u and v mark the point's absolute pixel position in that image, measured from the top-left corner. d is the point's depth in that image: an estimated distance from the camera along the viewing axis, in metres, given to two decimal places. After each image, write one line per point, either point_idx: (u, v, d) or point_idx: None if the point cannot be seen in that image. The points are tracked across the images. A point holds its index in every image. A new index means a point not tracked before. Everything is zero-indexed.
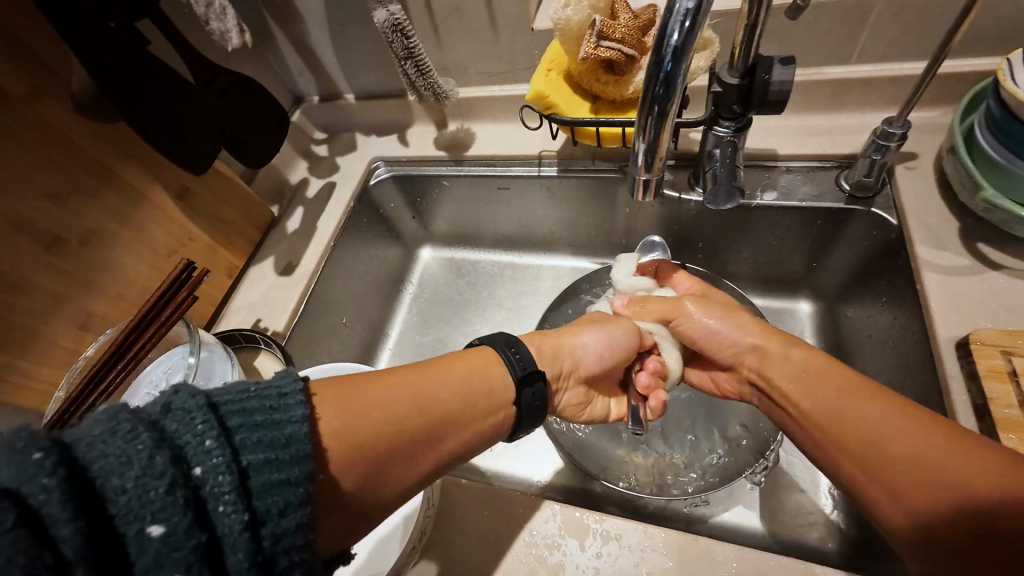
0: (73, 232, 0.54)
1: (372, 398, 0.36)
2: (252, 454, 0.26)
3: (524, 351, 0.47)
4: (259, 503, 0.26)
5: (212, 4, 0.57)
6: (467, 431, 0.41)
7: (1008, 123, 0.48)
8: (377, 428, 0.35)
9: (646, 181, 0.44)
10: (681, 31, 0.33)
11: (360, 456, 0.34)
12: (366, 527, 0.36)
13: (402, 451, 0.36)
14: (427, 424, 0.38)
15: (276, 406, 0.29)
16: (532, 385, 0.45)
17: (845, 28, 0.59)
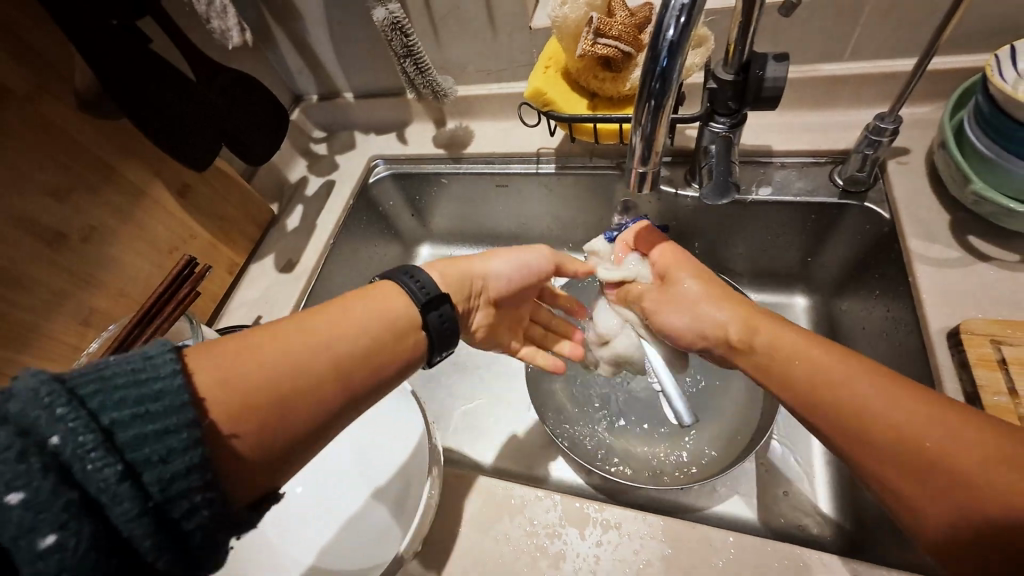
0: (74, 228, 0.55)
1: (257, 350, 0.35)
2: (114, 413, 0.26)
3: (425, 278, 0.45)
4: (134, 455, 0.26)
5: (212, 3, 0.58)
6: (376, 364, 0.40)
7: (996, 117, 0.49)
8: (268, 376, 0.34)
9: (642, 175, 0.44)
10: (676, 28, 0.34)
11: (255, 404, 0.33)
12: (288, 467, 0.36)
13: (296, 391, 0.35)
14: (321, 363, 0.37)
15: (140, 368, 0.28)
16: (439, 308, 0.44)
17: (838, 26, 0.60)
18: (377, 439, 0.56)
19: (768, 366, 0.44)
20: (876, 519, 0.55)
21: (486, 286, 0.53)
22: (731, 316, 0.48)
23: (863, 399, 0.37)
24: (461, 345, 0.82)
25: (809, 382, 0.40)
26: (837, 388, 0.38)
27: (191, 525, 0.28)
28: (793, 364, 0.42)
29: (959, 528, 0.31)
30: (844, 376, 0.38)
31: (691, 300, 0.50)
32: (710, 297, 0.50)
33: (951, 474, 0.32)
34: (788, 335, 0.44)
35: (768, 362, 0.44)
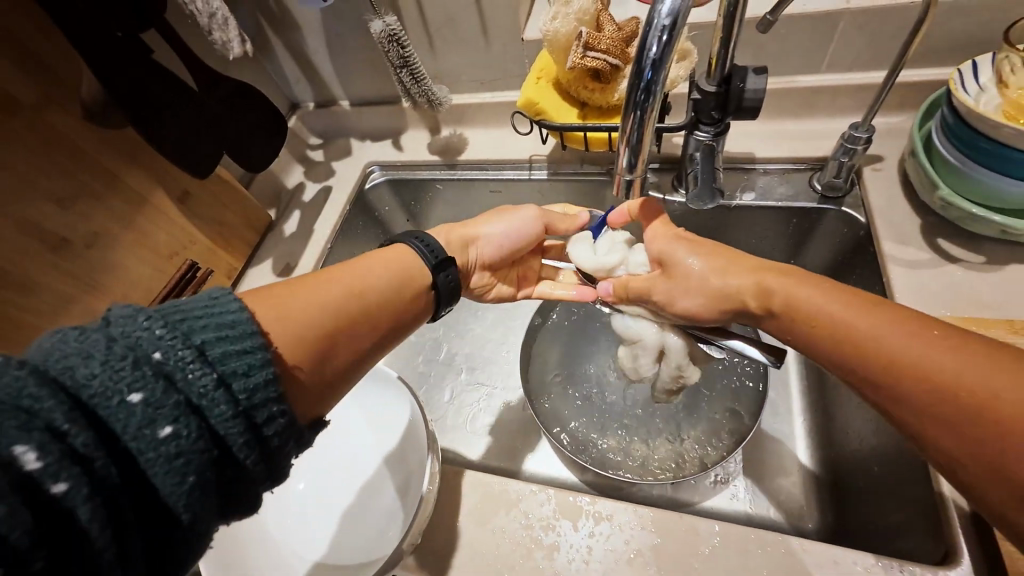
0: (78, 234, 0.56)
1: (301, 293, 0.39)
2: (202, 335, 0.30)
3: (432, 241, 0.49)
4: (223, 368, 0.30)
5: (214, 15, 0.60)
6: (399, 312, 0.44)
7: (960, 128, 0.53)
8: (313, 313, 0.38)
9: (629, 181, 0.47)
10: (659, 45, 0.37)
11: (307, 337, 0.37)
12: (333, 396, 0.39)
13: (341, 325, 0.39)
14: (358, 304, 0.41)
15: (213, 303, 0.32)
16: (446, 270, 0.48)
17: (814, 40, 0.63)
18: (380, 441, 0.59)
19: (794, 329, 0.41)
20: (858, 512, 0.58)
21: (479, 250, 0.57)
22: (741, 290, 0.45)
23: (894, 351, 0.35)
24: (456, 347, 0.84)
25: (838, 341, 0.38)
26: (867, 345, 0.36)
27: (270, 432, 0.31)
28: (817, 326, 0.39)
29: (994, 476, 0.30)
30: (872, 329, 0.36)
31: (699, 284, 0.47)
32: (721, 270, 0.46)
33: (985, 425, 0.30)
34: (810, 294, 0.40)
35: (794, 327, 0.41)
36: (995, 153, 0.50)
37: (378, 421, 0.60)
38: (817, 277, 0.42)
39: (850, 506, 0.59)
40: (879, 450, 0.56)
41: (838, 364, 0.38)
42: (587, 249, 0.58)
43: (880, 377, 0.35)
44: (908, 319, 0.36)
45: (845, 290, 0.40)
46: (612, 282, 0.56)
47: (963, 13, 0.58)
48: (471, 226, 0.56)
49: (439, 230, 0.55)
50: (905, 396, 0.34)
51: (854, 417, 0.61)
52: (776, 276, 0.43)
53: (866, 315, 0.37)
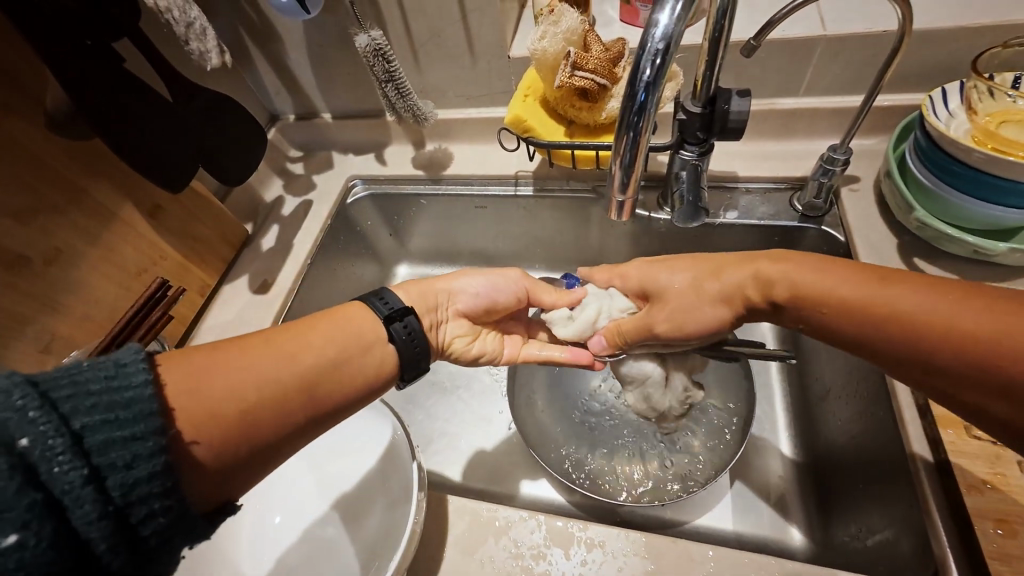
0: (38, 251, 0.52)
1: (227, 367, 0.37)
2: (85, 418, 0.28)
3: (390, 296, 0.50)
4: (100, 459, 0.28)
5: (192, 26, 0.58)
6: (344, 382, 0.43)
7: (932, 151, 0.55)
8: (233, 392, 0.36)
9: (621, 202, 0.47)
10: (652, 68, 0.37)
11: (221, 418, 0.35)
12: (247, 478, 0.38)
13: (268, 403, 0.38)
14: (293, 379, 0.39)
15: (113, 375, 0.30)
16: (402, 320, 0.47)
17: (793, 64, 0.65)
18: (365, 464, 0.56)
19: (813, 318, 0.41)
20: (843, 529, 0.58)
21: (453, 301, 0.56)
22: (739, 290, 0.45)
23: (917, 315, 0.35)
24: (440, 365, 0.82)
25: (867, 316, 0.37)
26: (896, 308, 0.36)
27: (147, 531, 0.30)
28: (829, 308, 0.39)
29: None
30: (895, 303, 0.36)
31: (691, 309, 0.47)
32: (706, 282, 0.46)
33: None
34: (817, 279, 0.40)
35: (813, 309, 0.40)
36: (971, 177, 0.52)
37: (363, 444, 0.57)
38: (812, 258, 0.42)
39: (836, 523, 0.59)
40: (863, 466, 0.57)
41: (875, 346, 0.37)
42: (561, 315, 0.58)
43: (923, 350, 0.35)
44: (921, 287, 0.36)
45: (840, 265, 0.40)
46: (603, 335, 0.55)
47: (932, 43, 0.60)
48: (449, 279, 0.56)
49: (416, 285, 0.54)
50: (947, 367, 0.34)
51: (839, 433, 0.62)
52: (772, 264, 0.43)
53: (885, 291, 0.37)
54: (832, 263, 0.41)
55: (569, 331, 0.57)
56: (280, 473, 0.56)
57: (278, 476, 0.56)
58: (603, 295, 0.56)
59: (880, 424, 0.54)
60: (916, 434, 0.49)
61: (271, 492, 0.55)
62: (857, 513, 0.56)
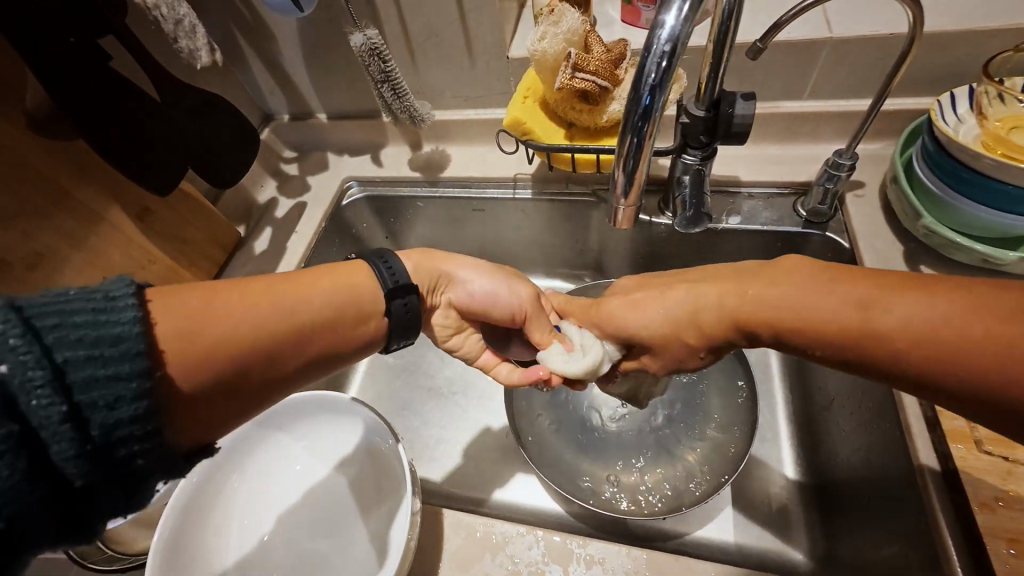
0: (19, 255, 0.51)
1: (222, 307, 0.36)
2: (68, 352, 0.27)
3: (397, 266, 0.47)
4: (83, 396, 0.27)
5: (181, 22, 0.56)
6: (334, 338, 0.42)
7: (939, 156, 0.54)
8: (227, 333, 0.35)
9: (624, 209, 0.45)
10: (658, 71, 0.35)
11: (213, 359, 0.34)
12: (230, 421, 0.37)
13: (260, 351, 0.37)
14: (287, 329, 0.38)
15: (102, 310, 0.29)
16: (405, 298, 0.45)
17: (798, 67, 0.64)
18: (360, 471, 0.56)
19: (815, 346, 0.38)
20: (846, 543, 0.57)
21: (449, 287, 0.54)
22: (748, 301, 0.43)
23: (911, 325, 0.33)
24: (438, 370, 0.80)
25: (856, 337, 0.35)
26: (926, 332, 0.32)
27: (126, 470, 0.29)
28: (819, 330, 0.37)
29: None
30: (893, 317, 0.34)
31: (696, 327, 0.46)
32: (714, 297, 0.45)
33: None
34: (802, 301, 0.38)
35: (820, 344, 0.37)
36: (980, 184, 0.51)
37: (357, 451, 0.57)
38: (804, 274, 0.39)
39: (841, 535, 0.58)
40: (865, 476, 0.56)
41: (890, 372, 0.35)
42: (561, 355, 0.54)
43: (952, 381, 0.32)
44: (917, 300, 0.33)
45: (853, 282, 0.36)
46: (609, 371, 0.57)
47: (940, 47, 0.59)
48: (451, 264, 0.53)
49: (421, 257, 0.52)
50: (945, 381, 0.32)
51: (842, 444, 0.61)
52: (767, 288, 0.40)
53: (879, 311, 0.34)
54: (834, 279, 0.37)
55: (577, 372, 0.52)
56: (275, 489, 0.56)
57: (273, 487, 0.56)
58: (599, 338, 0.55)
59: (886, 434, 0.53)
60: (925, 448, 0.48)
61: (266, 508, 0.55)
62: (864, 527, 0.55)
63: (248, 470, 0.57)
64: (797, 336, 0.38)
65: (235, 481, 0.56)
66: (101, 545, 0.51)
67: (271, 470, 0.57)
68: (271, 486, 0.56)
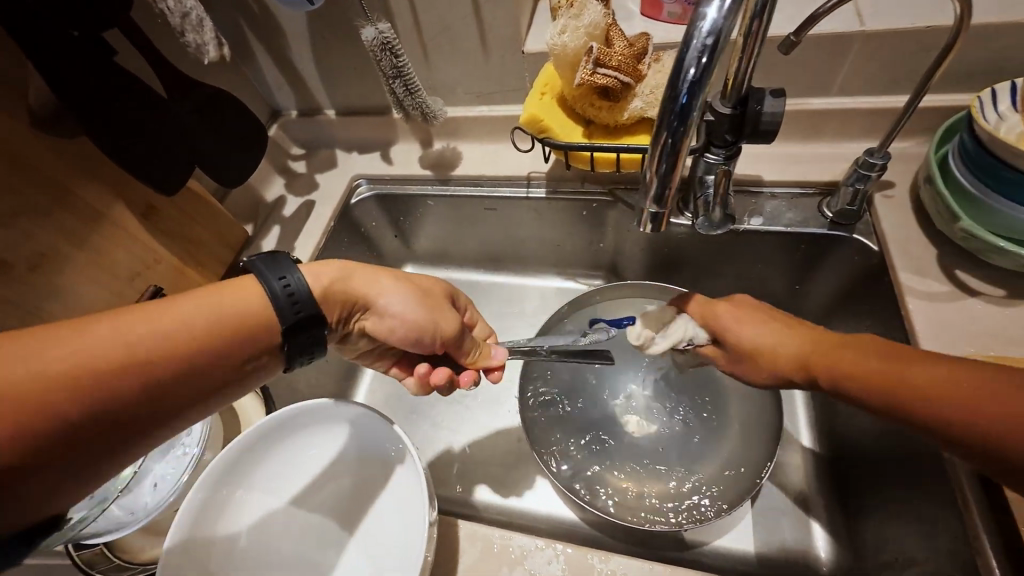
0: (22, 256, 0.49)
1: (36, 364, 0.30)
2: None
3: (299, 288, 0.41)
4: None
5: (188, 16, 0.54)
6: (199, 381, 0.37)
7: (979, 155, 0.51)
8: (42, 399, 0.30)
9: (655, 214, 0.43)
10: (698, 67, 0.33)
11: (20, 431, 0.29)
12: (70, 491, 0.33)
13: (97, 412, 0.32)
14: (133, 381, 0.33)
15: None
16: (311, 329, 0.42)
17: (828, 62, 0.61)
18: (369, 476, 0.55)
19: (852, 395, 0.38)
20: (873, 556, 0.55)
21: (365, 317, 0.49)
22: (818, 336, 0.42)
23: (934, 378, 0.34)
24: None
25: (888, 385, 0.35)
26: (955, 386, 0.32)
27: None
28: (855, 379, 0.37)
29: None
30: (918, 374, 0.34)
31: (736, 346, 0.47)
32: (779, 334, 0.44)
33: None
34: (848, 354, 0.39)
35: (861, 394, 0.37)
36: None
37: (366, 458, 0.56)
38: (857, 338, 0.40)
39: (867, 549, 0.56)
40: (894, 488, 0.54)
41: (933, 432, 0.33)
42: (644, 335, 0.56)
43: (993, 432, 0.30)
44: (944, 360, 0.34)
45: (855, 351, 0.39)
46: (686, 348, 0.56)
47: (981, 40, 0.56)
48: (369, 293, 0.47)
49: (339, 269, 0.46)
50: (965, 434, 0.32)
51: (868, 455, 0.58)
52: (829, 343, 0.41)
53: (911, 366, 0.35)
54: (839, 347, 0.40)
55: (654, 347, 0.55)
56: (284, 499, 0.54)
57: (278, 496, 0.54)
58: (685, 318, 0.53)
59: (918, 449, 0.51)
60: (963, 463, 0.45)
61: (278, 517, 0.53)
62: (893, 542, 0.53)
63: (254, 480, 0.54)
64: (845, 386, 0.38)
65: (241, 492, 0.53)
66: (109, 553, 0.50)
67: (278, 479, 0.55)
68: (276, 496, 0.54)
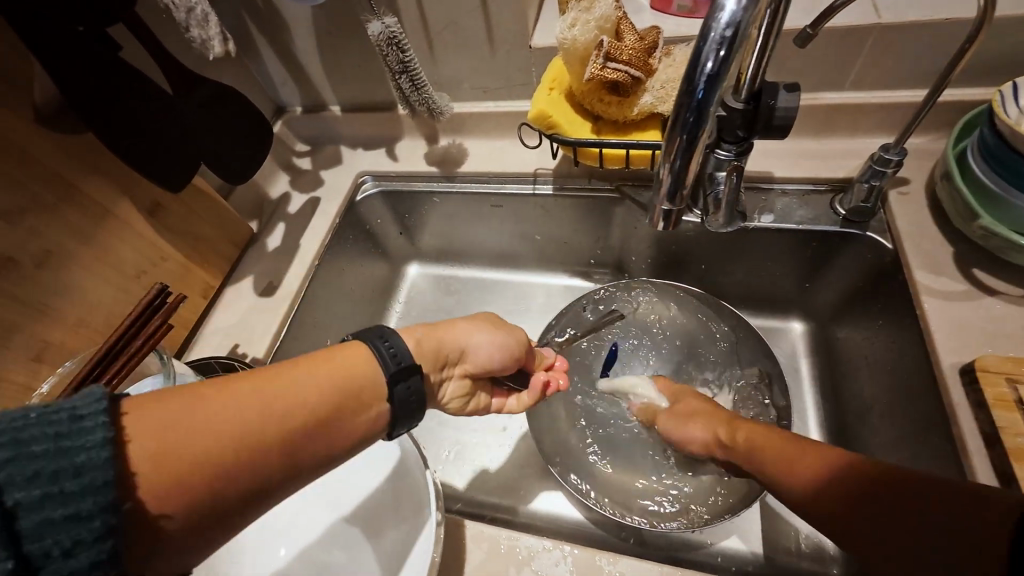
0: (29, 253, 0.49)
1: (210, 415, 0.29)
2: (20, 493, 0.23)
3: (399, 343, 0.38)
4: (32, 546, 0.23)
5: (193, 10, 0.53)
6: (330, 443, 0.34)
7: (1001, 150, 0.50)
8: (210, 451, 0.29)
9: (667, 211, 0.42)
10: (716, 60, 0.32)
11: (188, 484, 0.28)
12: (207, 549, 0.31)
13: (242, 478, 0.30)
14: (275, 445, 0.31)
15: (65, 434, 0.25)
16: (407, 380, 0.37)
17: (841, 56, 0.60)
18: None
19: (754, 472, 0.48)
20: None
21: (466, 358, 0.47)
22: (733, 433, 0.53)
23: (805, 463, 0.44)
24: None
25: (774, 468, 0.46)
26: (817, 473, 0.43)
27: None
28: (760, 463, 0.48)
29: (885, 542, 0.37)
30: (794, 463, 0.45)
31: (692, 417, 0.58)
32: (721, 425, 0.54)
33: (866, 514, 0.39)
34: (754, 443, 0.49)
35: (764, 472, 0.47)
36: None
37: None
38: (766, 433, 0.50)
39: None
40: None
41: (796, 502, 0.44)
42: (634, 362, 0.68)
43: (836, 509, 0.40)
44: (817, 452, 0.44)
45: (771, 432, 0.49)
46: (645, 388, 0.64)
47: (1001, 33, 0.55)
48: (456, 333, 0.46)
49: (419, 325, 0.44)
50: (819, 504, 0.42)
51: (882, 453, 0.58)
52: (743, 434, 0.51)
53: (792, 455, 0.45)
54: (757, 428, 0.50)
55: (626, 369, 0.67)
56: None
57: None
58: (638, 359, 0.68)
59: (935, 451, 0.50)
60: (982, 467, 0.44)
61: None
62: None
63: None
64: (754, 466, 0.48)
65: None
66: None
67: None
68: None
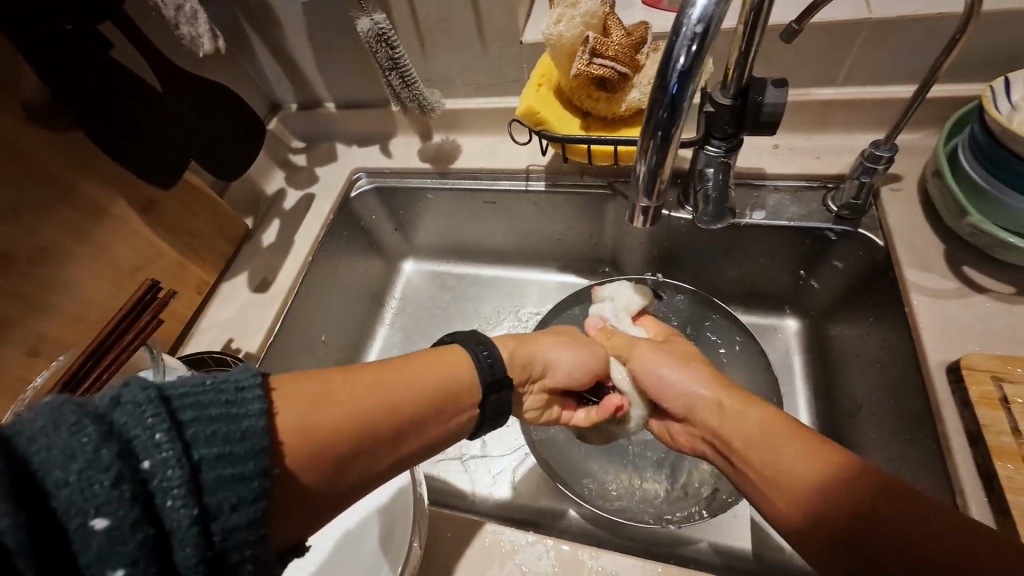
0: (24, 250, 0.50)
1: (341, 397, 0.34)
2: (204, 448, 0.26)
3: (494, 352, 0.44)
4: (210, 498, 0.25)
5: (182, 8, 0.54)
6: (428, 435, 0.39)
7: (990, 146, 0.49)
8: (340, 425, 0.33)
9: (646, 207, 0.42)
10: (688, 56, 0.32)
11: (324, 454, 0.32)
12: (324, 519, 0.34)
13: (359, 460, 0.34)
14: (394, 430, 0.36)
15: (232, 401, 0.28)
16: (499, 391, 0.43)
17: (833, 52, 0.60)
18: None
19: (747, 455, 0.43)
20: None
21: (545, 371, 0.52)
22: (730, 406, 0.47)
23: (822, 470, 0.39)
24: None
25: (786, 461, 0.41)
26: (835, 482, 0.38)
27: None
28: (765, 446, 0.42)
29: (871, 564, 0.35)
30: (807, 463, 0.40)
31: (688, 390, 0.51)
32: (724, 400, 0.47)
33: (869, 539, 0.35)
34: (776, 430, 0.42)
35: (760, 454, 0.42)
36: None
37: None
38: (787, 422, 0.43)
39: None
40: None
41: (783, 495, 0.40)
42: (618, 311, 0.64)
43: (818, 518, 0.38)
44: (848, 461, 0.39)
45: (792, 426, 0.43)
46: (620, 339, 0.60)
47: (994, 27, 0.54)
48: (540, 347, 0.51)
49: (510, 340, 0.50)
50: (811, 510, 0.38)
51: (872, 451, 0.58)
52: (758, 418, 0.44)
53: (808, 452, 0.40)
54: (750, 405, 0.46)
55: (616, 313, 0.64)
56: None
57: None
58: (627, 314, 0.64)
59: (921, 449, 0.50)
60: (966, 465, 0.44)
61: None
62: None
63: None
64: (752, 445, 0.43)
65: None
66: None
67: None
68: None
